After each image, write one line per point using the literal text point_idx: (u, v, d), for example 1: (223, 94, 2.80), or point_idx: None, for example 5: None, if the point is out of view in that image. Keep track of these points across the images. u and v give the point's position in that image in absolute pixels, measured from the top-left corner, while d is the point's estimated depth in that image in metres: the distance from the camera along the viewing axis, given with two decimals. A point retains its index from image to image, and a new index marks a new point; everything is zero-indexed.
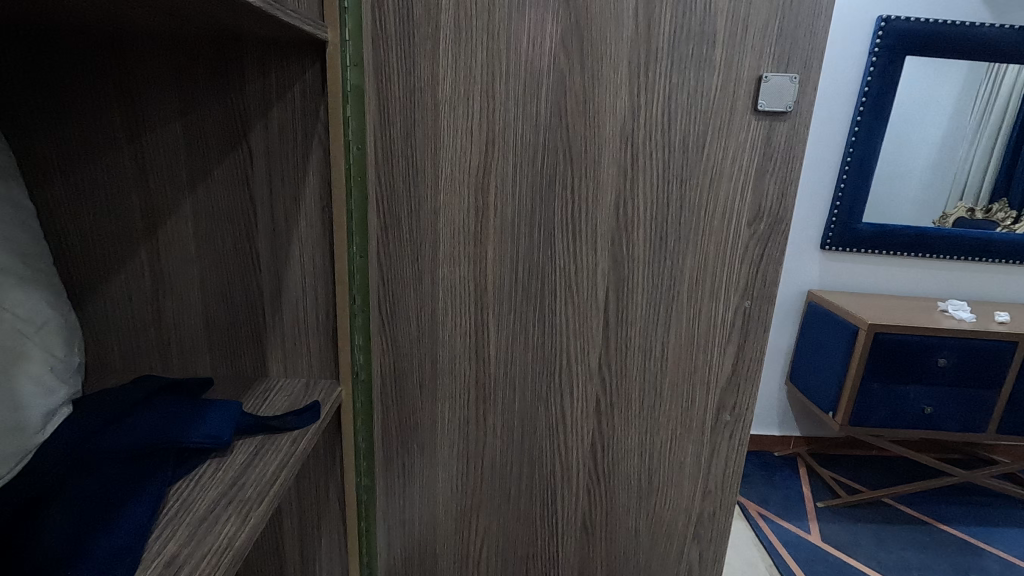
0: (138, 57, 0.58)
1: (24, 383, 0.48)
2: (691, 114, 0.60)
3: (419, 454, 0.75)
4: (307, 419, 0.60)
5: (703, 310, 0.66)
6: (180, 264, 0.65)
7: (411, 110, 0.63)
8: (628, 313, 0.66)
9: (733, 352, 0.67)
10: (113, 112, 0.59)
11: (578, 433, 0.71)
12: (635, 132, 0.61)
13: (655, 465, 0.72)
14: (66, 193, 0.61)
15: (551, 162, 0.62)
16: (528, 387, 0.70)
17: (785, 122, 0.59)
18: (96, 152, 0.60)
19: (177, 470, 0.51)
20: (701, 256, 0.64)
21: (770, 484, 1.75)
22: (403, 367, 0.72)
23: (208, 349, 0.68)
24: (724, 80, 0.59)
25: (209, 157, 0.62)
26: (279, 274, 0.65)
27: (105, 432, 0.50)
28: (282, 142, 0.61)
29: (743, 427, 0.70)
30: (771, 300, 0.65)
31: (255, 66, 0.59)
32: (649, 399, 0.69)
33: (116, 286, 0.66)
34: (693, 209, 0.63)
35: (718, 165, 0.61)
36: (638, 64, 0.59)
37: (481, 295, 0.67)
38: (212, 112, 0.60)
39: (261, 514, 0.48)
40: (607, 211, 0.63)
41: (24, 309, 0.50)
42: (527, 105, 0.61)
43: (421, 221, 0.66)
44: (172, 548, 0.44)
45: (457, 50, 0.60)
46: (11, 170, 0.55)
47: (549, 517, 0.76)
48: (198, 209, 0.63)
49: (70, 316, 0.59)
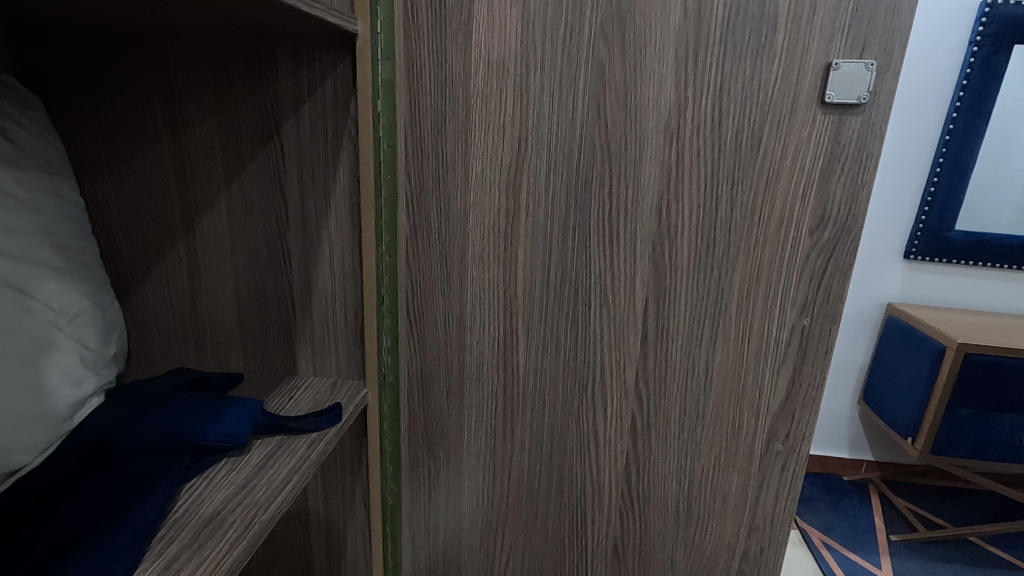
0: (177, 54, 0.58)
1: (52, 374, 0.49)
2: (747, 108, 0.53)
3: (445, 463, 0.72)
4: (327, 422, 0.58)
5: (756, 327, 0.59)
6: (215, 259, 0.65)
7: (443, 105, 0.60)
8: (669, 326, 0.60)
9: (788, 375, 0.60)
10: (154, 109, 0.60)
11: (610, 453, 0.66)
12: (681, 129, 0.55)
13: (695, 493, 0.66)
14: (113, 188, 0.63)
15: (587, 161, 0.58)
16: (559, 400, 0.66)
17: (858, 116, 0.51)
18: (139, 148, 0.62)
19: (192, 468, 0.51)
20: (754, 267, 0.57)
21: (836, 510, 1.61)
22: (431, 372, 0.69)
23: (240, 344, 0.68)
24: (787, 68, 0.52)
25: (242, 153, 0.61)
26: (309, 273, 0.64)
27: (125, 425, 0.51)
28: (313, 138, 0.59)
29: (798, 458, 0.62)
30: (836, 318, 0.57)
31: (288, 61, 0.58)
32: (691, 421, 0.63)
33: (156, 279, 0.67)
34: (746, 213, 0.56)
35: (776, 165, 0.54)
36: (686, 52, 0.53)
37: (511, 300, 0.64)
38: (247, 108, 0.60)
39: (266, 521, 0.46)
40: (649, 214, 0.58)
41: (58, 300, 0.51)
42: (563, 99, 0.57)
43: (451, 221, 0.63)
44: (176, 549, 0.43)
45: (490, 41, 0.57)
46: (59, 165, 0.57)
47: (578, 539, 0.71)
48: (233, 205, 0.63)
49: (110, 308, 0.61)
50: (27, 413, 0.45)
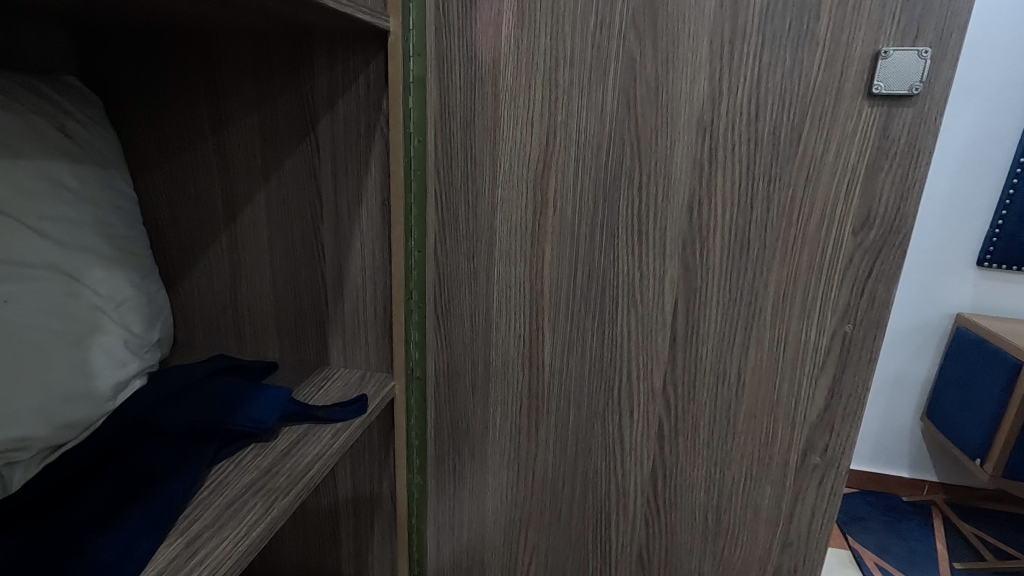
0: (221, 54, 0.61)
1: (97, 356, 0.52)
2: (787, 101, 0.50)
3: (470, 458, 0.72)
4: (352, 412, 0.60)
5: (792, 332, 0.55)
6: (254, 250, 0.68)
7: (471, 101, 0.60)
8: (699, 328, 0.58)
9: (827, 385, 0.55)
10: (200, 106, 0.63)
11: (635, 457, 0.64)
12: (714, 122, 0.52)
13: (725, 504, 0.63)
14: (163, 182, 0.67)
15: (616, 157, 0.56)
16: (583, 401, 0.65)
17: (910, 108, 0.47)
18: (186, 144, 0.65)
19: (221, 450, 0.53)
20: (792, 269, 0.54)
21: (892, 532, 1.51)
22: (457, 367, 0.69)
23: (276, 333, 0.71)
24: (831, 56, 0.48)
25: (280, 149, 0.63)
26: (341, 267, 0.66)
27: (161, 408, 0.54)
28: (347, 134, 0.61)
29: (837, 474, 0.58)
30: (882, 325, 0.52)
31: (323, 59, 0.59)
32: (721, 429, 0.60)
33: (201, 270, 0.70)
34: (784, 211, 0.53)
35: (818, 160, 0.51)
36: (721, 42, 0.51)
37: (537, 298, 0.63)
38: (285, 105, 0.62)
39: (285, 506, 0.48)
40: (679, 211, 0.55)
41: (104, 287, 0.54)
42: (592, 93, 0.55)
43: (478, 217, 0.63)
44: (198, 526, 0.44)
45: (519, 36, 0.56)
46: (112, 160, 0.61)
47: (602, 542, 0.70)
48: (270, 198, 0.65)
49: (157, 295, 0.64)
50: (70, 393, 0.48)
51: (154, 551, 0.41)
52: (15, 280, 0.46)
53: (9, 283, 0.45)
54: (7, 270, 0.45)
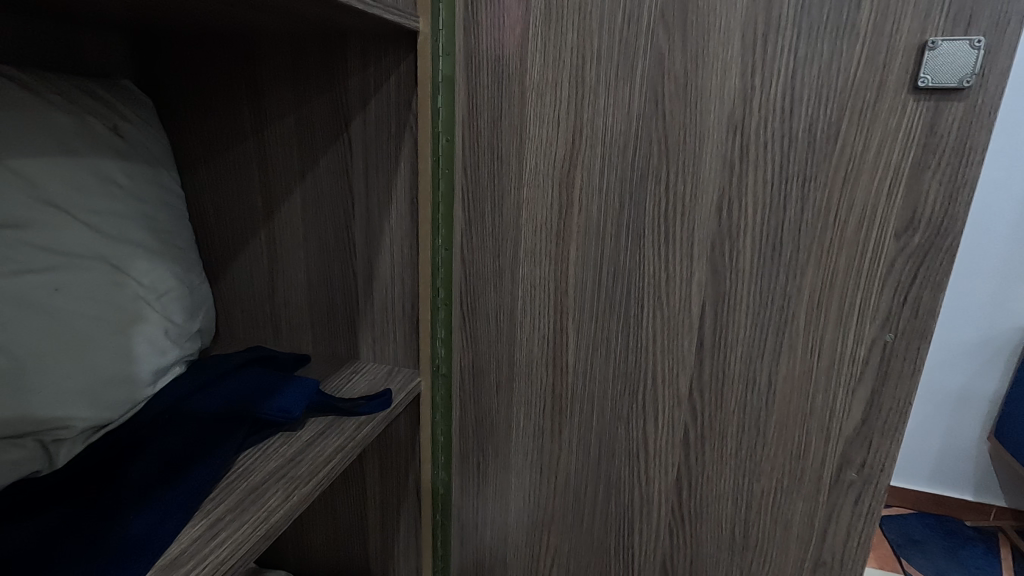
0: (262, 57, 0.63)
1: (139, 343, 0.55)
2: (824, 96, 0.48)
3: (494, 457, 0.72)
4: (377, 406, 0.61)
5: (828, 340, 0.52)
6: (290, 246, 0.70)
7: (498, 99, 0.60)
8: (728, 333, 0.56)
9: (865, 397, 0.52)
10: (242, 107, 0.66)
11: (660, 464, 0.63)
12: (746, 119, 0.50)
13: (753, 517, 0.60)
14: (208, 180, 0.70)
15: (643, 156, 0.55)
16: (607, 405, 0.63)
17: (961, 103, 0.44)
18: (229, 144, 0.68)
19: (248, 438, 0.54)
20: (828, 274, 0.51)
21: (953, 559, 1.39)
22: (482, 365, 0.69)
23: (310, 327, 0.73)
24: (873, 49, 0.45)
25: (316, 148, 0.65)
26: (372, 264, 0.67)
27: (197, 395, 0.57)
28: (377, 133, 0.62)
29: (875, 492, 0.54)
30: (926, 336, 0.49)
31: (356, 60, 0.60)
32: (750, 439, 0.58)
33: (241, 264, 0.73)
34: (820, 212, 0.50)
35: (858, 159, 0.48)
36: (754, 35, 0.49)
37: (562, 298, 0.62)
38: (321, 105, 0.63)
39: (304, 494, 0.49)
40: (708, 212, 0.54)
41: (148, 278, 0.57)
42: (619, 91, 0.54)
43: (504, 216, 0.63)
44: (222, 509, 0.46)
45: (546, 34, 0.56)
46: (161, 158, 0.64)
47: (625, 549, 0.68)
48: (306, 196, 0.67)
49: (199, 288, 0.68)
50: (112, 377, 0.51)
51: (179, 530, 0.43)
52: (66, 269, 0.49)
53: (61, 272, 0.49)
54: (59, 261, 0.49)
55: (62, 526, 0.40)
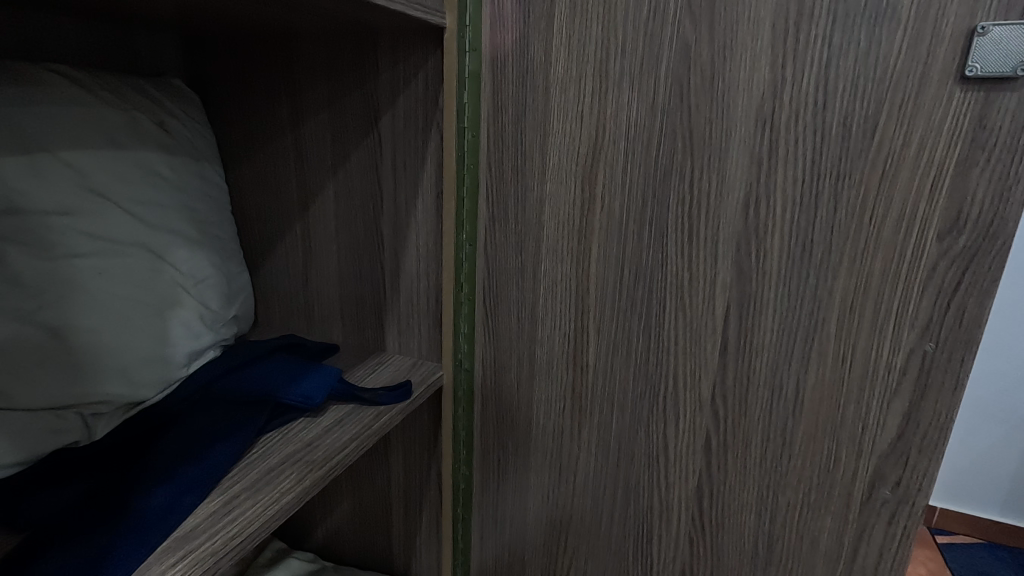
0: (299, 54, 0.65)
1: (174, 326, 0.58)
2: (861, 88, 0.45)
3: (514, 454, 0.72)
4: (396, 397, 0.62)
5: (861, 348, 0.49)
6: (323, 238, 0.72)
7: (522, 94, 0.59)
8: (753, 337, 0.53)
9: (901, 410, 0.49)
10: (281, 103, 0.69)
11: (680, 470, 0.61)
12: (776, 112, 0.48)
13: (778, 531, 0.57)
14: (249, 174, 0.74)
15: (667, 151, 0.53)
16: (627, 406, 0.62)
17: (1014, 93, 0.40)
18: (268, 139, 0.71)
19: (271, 421, 0.57)
20: (863, 278, 0.48)
21: None
22: (503, 362, 0.69)
23: (340, 318, 0.75)
24: (915, 36, 0.42)
25: (348, 143, 0.67)
26: (398, 257, 0.68)
27: (226, 377, 0.59)
28: (406, 129, 0.63)
29: (911, 513, 0.51)
30: (972, 346, 0.45)
31: (386, 57, 0.62)
32: (775, 449, 0.55)
33: (277, 256, 0.76)
34: (854, 211, 0.47)
35: (897, 155, 0.45)
36: (785, 24, 0.46)
37: (583, 296, 0.61)
38: (353, 102, 0.65)
39: (318, 477, 0.51)
40: (734, 210, 0.51)
41: (186, 265, 0.60)
42: (643, 84, 0.53)
43: (526, 211, 0.62)
44: (239, 487, 0.48)
45: (570, 27, 0.55)
46: (206, 153, 0.67)
47: (643, 556, 0.67)
48: (338, 190, 0.69)
49: (238, 276, 0.71)
50: (147, 357, 0.54)
51: (197, 505, 0.45)
52: (109, 255, 0.53)
53: (102, 257, 0.52)
54: (101, 246, 0.52)
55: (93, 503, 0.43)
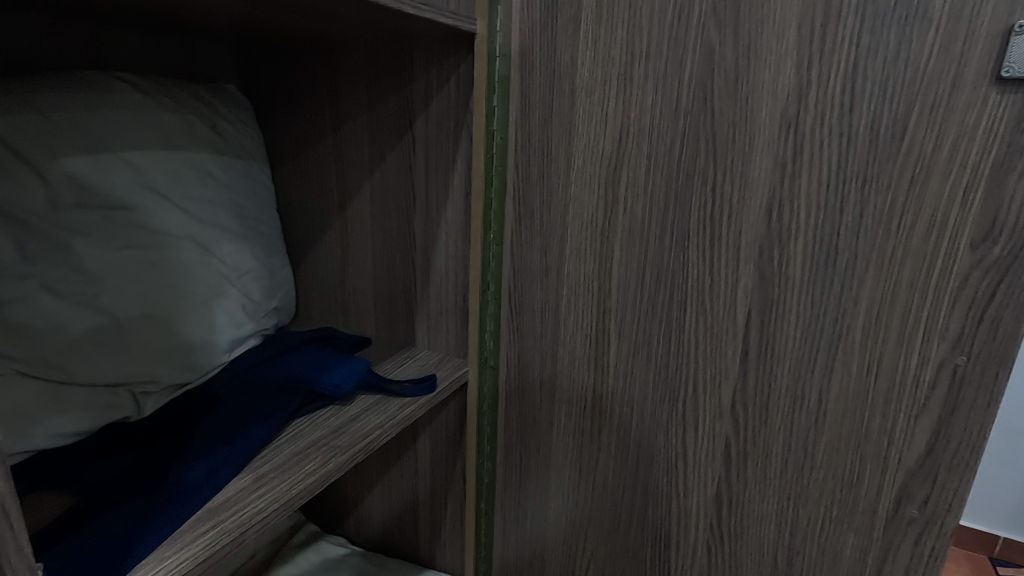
0: (341, 61, 0.69)
1: (218, 315, 0.62)
2: (890, 90, 0.43)
3: (535, 452, 0.73)
4: (420, 390, 0.65)
5: (888, 359, 0.47)
6: (359, 236, 0.76)
7: (549, 98, 0.60)
8: (775, 345, 0.52)
9: (930, 426, 0.47)
10: (323, 107, 0.72)
11: (699, 477, 0.60)
12: (800, 116, 0.47)
13: (798, 545, 0.56)
14: (293, 174, 0.78)
15: (690, 155, 0.53)
16: (647, 410, 0.62)
17: None
18: (311, 141, 0.75)
19: (301, 407, 0.60)
20: (890, 286, 0.46)
21: None
22: (526, 361, 0.70)
23: (374, 313, 0.78)
24: (948, 37, 0.41)
25: (384, 145, 0.70)
26: (429, 256, 0.71)
27: (264, 365, 0.63)
28: (438, 132, 0.65)
29: (939, 534, 0.48)
30: (1007, 362, 0.43)
31: (421, 63, 0.64)
32: (796, 460, 0.54)
33: (317, 252, 0.80)
34: (882, 218, 0.45)
35: (928, 160, 0.43)
36: (811, 26, 0.45)
37: (605, 298, 0.62)
38: (390, 105, 0.68)
39: (341, 462, 0.53)
40: (756, 214, 0.51)
41: (232, 258, 0.64)
42: (666, 87, 0.53)
43: (551, 213, 0.63)
44: (267, 466, 0.51)
45: (596, 31, 0.56)
46: (254, 154, 0.72)
47: (661, 562, 0.66)
48: (373, 189, 0.72)
49: (280, 270, 0.75)
50: (192, 343, 0.59)
51: (229, 481, 0.49)
52: (162, 248, 0.57)
53: (155, 249, 0.56)
54: (155, 239, 0.56)
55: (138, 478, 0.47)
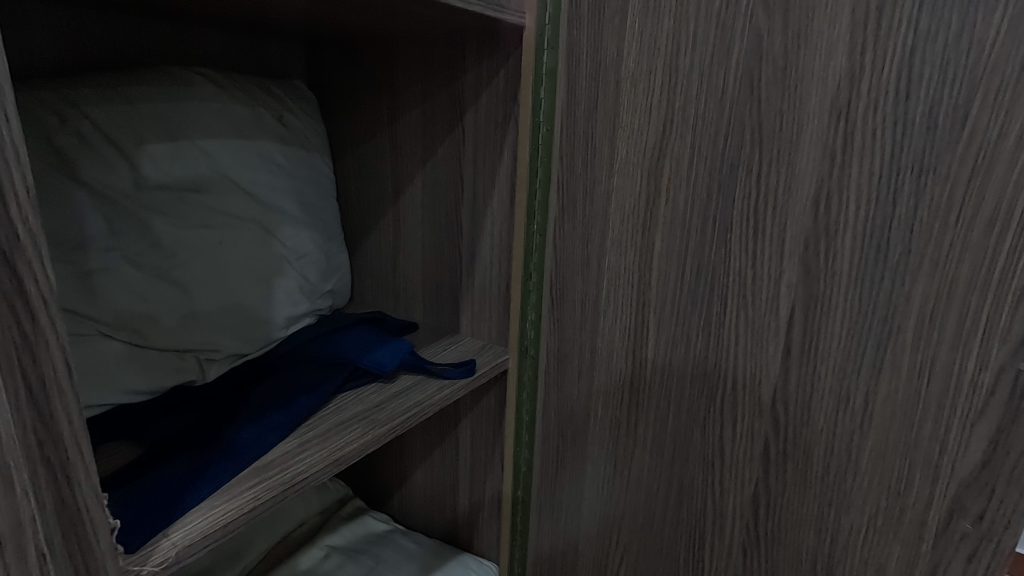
0: (398, 57, 0.72)
1: (278, 294, 0.66)
2: (950, 74, 0.41)
3: (572, 443, 0.73)
4: (460, 373, 0.67)
5: (942, 362, 0.45)
6: (410, 225, 0.79)
7: (595, 89, 0.61)
8: (819, 343, 0.50)
9: (987, 435, 0.44)
10: (381, 101, 0.76)
11: (736, 476, 0.59)
12: (852, 103, 0.45)
13: (838, 555, 0.53)
14: (352, 165, 0.82)
15: (734, 145, 0.52)
16: (684, 405, 0.61)
17: None
18: (369, 134, 0.78)
19: (347, 383, 0.63)
20: (946, 284, 0.43)
21: None
22: (566, 351, 0.71)
23: (421, 300, 0.81)
24: (1016, 17, 0.38)
25: (436, 137, 0.72)
26: (474, 245, 0.73)
27: (316, 342, 0.67)
28: (487, 124, 0.67)
29: (996, 553, 0.45)
30: None
31: (473, 57, 0.66)
32: (839, 464, 0.51)
33: (370, 240, 0.84)
34: (939, 211, 0.43)
35: (991, 149, 0.40)
36: (866, 10, 0.44)
37: (645, 290, 0.61)
38: (442, 99, 0.70)
39: (380, 434, 0.56)
40: (803, 206, 0.49)
41: (292, 241, 0.69)
42: (712, 76, 0.52)
43: (593, 204, 0.64)
44: (312, 433, 0.55)
45: (643, 22, 0.56)
46: (318, 145, 0.76)
47: (695, 561, 0.65)
48: (425, 180, 0.75)
49: (339, 256, 0.79)
50: (253, 318, 0.63)
51: (277, 444, 0.53)
52: (229, 228, 0.62)
53: (223, 229, 0.61)
54: (223, 220, 0.61)
55: (197, 435, 0.52)
